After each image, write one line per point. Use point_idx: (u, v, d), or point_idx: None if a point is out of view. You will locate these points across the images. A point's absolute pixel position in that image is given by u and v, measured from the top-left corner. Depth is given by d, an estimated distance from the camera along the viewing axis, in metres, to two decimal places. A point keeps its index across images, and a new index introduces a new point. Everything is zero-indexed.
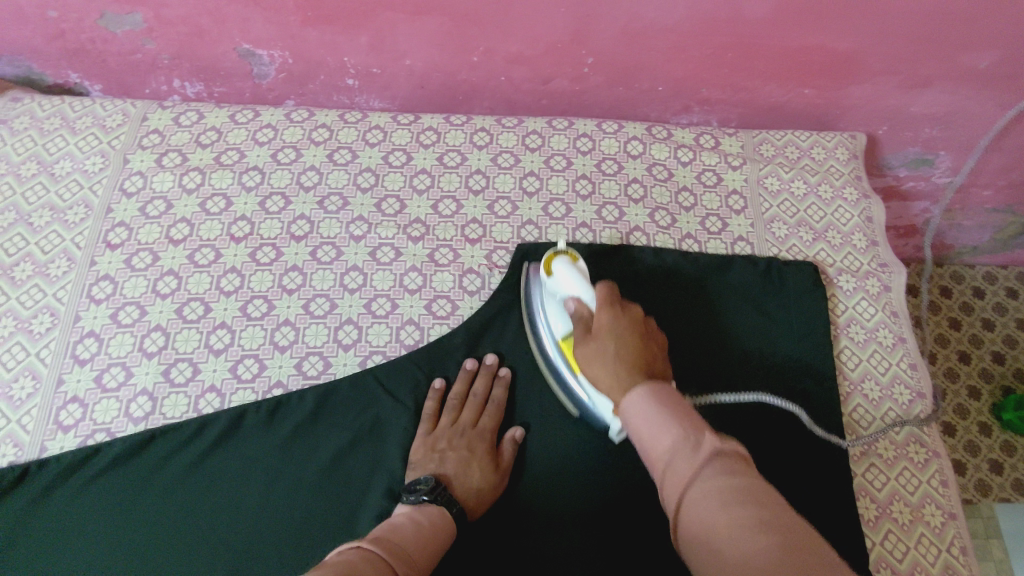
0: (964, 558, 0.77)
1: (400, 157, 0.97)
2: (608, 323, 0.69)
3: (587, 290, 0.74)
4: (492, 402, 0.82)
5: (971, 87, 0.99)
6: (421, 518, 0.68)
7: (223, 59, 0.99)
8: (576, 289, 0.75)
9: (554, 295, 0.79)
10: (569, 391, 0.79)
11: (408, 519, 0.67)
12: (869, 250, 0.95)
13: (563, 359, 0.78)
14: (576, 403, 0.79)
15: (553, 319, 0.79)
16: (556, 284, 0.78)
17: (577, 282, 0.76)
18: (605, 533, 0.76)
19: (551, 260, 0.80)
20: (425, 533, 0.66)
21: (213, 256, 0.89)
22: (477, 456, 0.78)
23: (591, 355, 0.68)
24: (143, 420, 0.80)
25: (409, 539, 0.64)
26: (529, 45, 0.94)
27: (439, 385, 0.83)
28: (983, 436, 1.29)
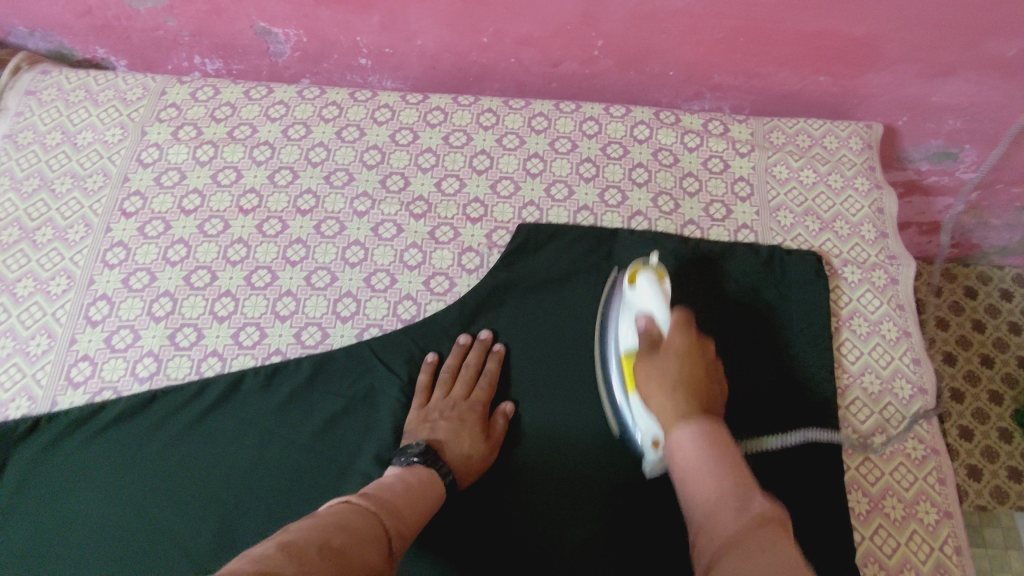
0: (957, 558, 0.75)
1: (407, 136, 0.98)
2: (682, 345, 0.69)
3: (662, 310, 0.74)
4: (484, 376, 0.83)
5: (996, 76, 0.95)
6: (409, 477, 0.69)
7: (240, 37, 1.01)
8: (650, 305, 0.75)
9: (630, 308, 0.78)
10: (618, 412, 0.77)
11: (397, 481, 0.68)
12: (878, 242, 0.92)
13: (619, 373, 0.77)
14: (620, 422, 0.77)
15: (623, 331, 0.78)
16: (634, 295, 0.77)
17: (658, 300, 0.75)
18: (596, 498, 0.77)
19: (636, 272, 0.79)
20: (416, 496, 0.67)
21: (221, 226, 0.92)
22: (468, 426, 0.78)
23: (653, 369, 0.69)
24: (148, 380, 0.83)
25: (398, 502, 0.64)
26: (538, 27, 0.94)
27: (432, 359, 0.85)
28: (1003, 442, 1.25)
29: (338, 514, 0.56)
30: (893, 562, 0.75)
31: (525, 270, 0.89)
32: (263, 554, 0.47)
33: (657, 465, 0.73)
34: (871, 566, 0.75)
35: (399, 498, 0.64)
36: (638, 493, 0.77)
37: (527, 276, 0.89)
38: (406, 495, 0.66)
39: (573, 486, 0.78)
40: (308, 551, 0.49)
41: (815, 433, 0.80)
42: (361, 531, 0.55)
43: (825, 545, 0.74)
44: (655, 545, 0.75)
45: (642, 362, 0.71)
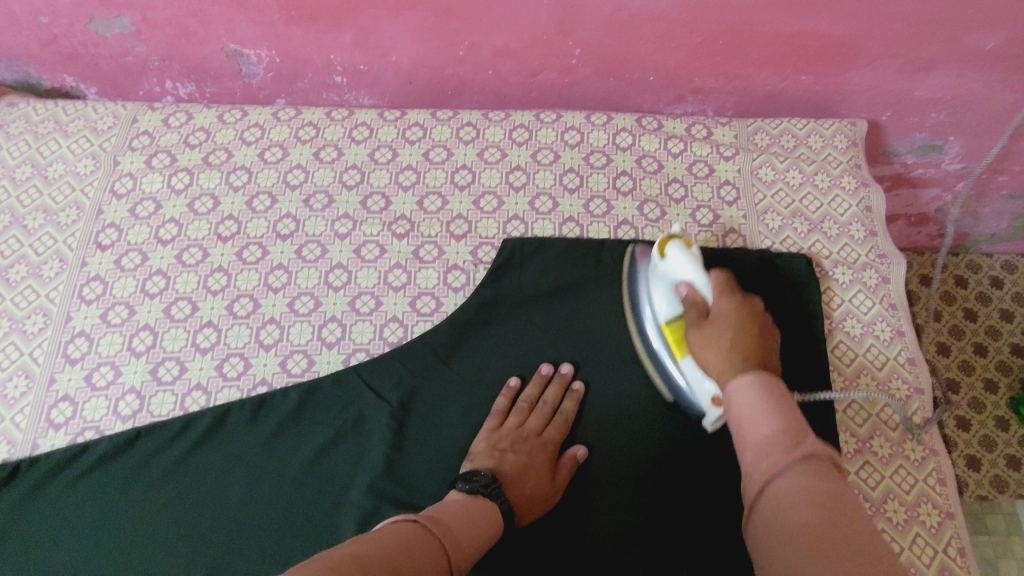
0: (961, 560, 0.74)
1: (386, 154, 0.96)
2: (731, 310, 0.66)
3: (702, 275, 0.71)
4: (560, 415, 0.80)
5: (977, 69, 0.95)
6: (471, 504, 0.66)
7: (211, 60, 0.99)
8: (688, 272, 0.73)
9: (665, 277, 0.77)
10: (665, 372, 0.80)
11: (462, 506, 0.64)
12: (867, 241, 0.92)
13: (666, 343, 0.78)
14: (673, 390, 0.79)
15: (664, 301, 0.78)
16: (669, 267, 0.76)
17: (694, 267, 0.73)
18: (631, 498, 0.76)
19: (664, 243, 0.78)
20: (482, 526, 0.63)
21: (200, 255, 0.90)
22: (539, 462, 0.75)
23: (704, 339, 0.65)
24: (131, 418, 0.81)
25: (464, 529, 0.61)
26: (514, 38, 0.93)
27: (514, 385, 0.82)
28: (1000, 431, 1.24)
29: (408, 538, 0.53)
30: None
31: (513, 286, 0.88)
32: (334, 561, 0.47)
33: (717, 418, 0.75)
34: None
35: (465, 525, 0.61)
36: (668, 496, 0.76)
37: (515, 292, 0.87)
38: (467, 521, 0.62)
39: (601, 495, 0.76)
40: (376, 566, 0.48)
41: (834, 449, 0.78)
42: (426, 563, 0.52)
43: None
44: (694, 550, 0.73)
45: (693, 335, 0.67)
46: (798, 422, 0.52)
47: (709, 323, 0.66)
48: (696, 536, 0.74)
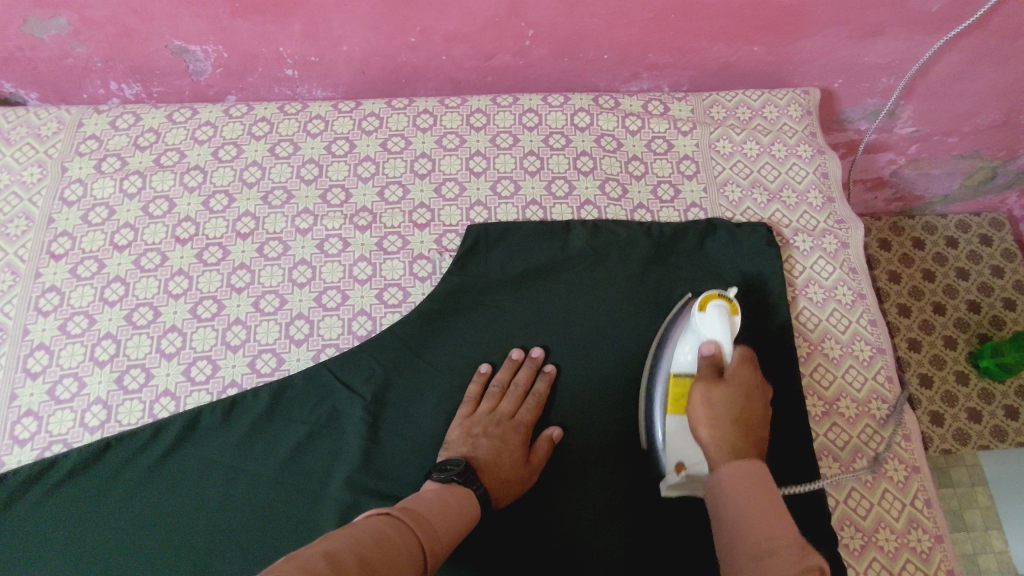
0: (928, 510, 0.77)
1: (343, 146, 0.95)
2: (748, 382, 0.68)
3: (729, 346, 0.71)
4: (533, 396, 0.80)
5: (923, 32, 0.97)
6: (448, 493, 0.65)
7: (156, 58, 0.96)
8: (719, 337, 0.72)
9: (693, 330, 0.74)
10: (649, 426, 0.75)
11: (435, 495, 0.64)
12: (825, 208, 0.93)
13: (663, 388, 0.75)
14: (648, 432, 0.75)
15: (679, 350, 0.75)
16: (700, 320, 0.74)
17: (727, 334, 0.72)
18: (606, 474, 0.77)
19: (709, 297, 0.75)
20: (455, 511, 0.63)
21: (159, 260, 0.88)
22: (511, 443, 0.75)
23: (715, 398, 0.66)
24: (99, 429, 0.79)
25: (439, 517, 0.60)
26: (466, 22, 0.92)
27: (484, 371, 0.82)
28: (961, 385, 1.29)
29: (386, 534, 0.53)
30: (868, 523, 0.76)
31: (480, 272, 0.88)
32: (306, 562, 0.46)
33: (674, 489, 0.71)
34: (847, 529, 0.76)
35: (438, 511, 0.61)
36: (644, 467, 0.77)
37: (483, 279, 0.87)
38: (444, 511, 0.62)
39: (575, 483, 0.77)
40: (349, 564, 0.47)
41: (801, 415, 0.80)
42: (404, 557, 0.52)
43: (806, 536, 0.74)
44: (673, 518, 0.75)
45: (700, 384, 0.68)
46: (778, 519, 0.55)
47: (724, 384, 0.67)
48: (671, 516, 0.75)
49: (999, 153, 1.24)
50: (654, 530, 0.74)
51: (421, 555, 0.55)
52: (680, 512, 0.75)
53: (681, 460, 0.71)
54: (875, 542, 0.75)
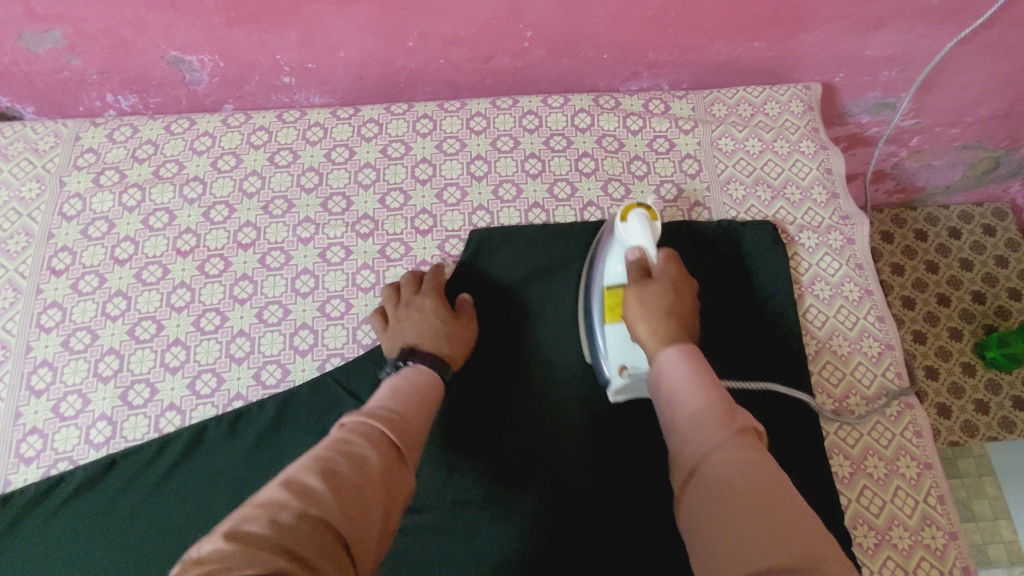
0: (942, 507, 0.76)
1: (343, 153, 0.94)
2: (673, 282, 0.70)
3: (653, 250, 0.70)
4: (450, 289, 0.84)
5: (925, 24, 0.95)
6: (401, 381, 0.69)
7: (153, 69, 0.96)
8: (642, 244, 0.71)
9: (618, 242, 0.74)
10: (593, 338, 0.78)
11: (390, 387, 0.67)
12: (830, 204, 0.92)
13: (599, 301, 0.76)
14: (592, 347, 0.79)
15: (607, 263, 0.75)
16: (623, 229, 0.72)
17: (650, 239, 0.70)
18: (611, 479, 0.76)
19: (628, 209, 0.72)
20: (417, 398, 0.66)
21: (160, 273, 0.87)
22: (439, 314, 0.79)
23: (647, 294, 0.68)
24: (105, 446, 0.78)
25: (402, 406, 0.63)
26: (464, 25, 0.91)
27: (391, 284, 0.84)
28: (968, 376, 1.28)
29: (348, 450, 0.55)
30: (882, 521, 0.75)
31: (482, 275, 0.88)
32: (270, 499, 0.49)
33: (622, 390, 0.76)
34: (860, 528, 0.75)
35: (398, 403, 0.63)
36: (651, 471, 0.76)
37: (485, 282, 0.87)
38: (407, 401, 0.65)
39: (581, 481, 0.76)
40: (313, 487, 0.50)
41: (810, 413, 0.79)
42: (374, 462, 0.54)
43: None
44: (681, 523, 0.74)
45: (635, 292, 0.69)
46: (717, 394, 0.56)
47: (653, 285, 0.69)
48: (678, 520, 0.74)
49: (1001, 143, 1.23)
50: (662, 523, 0.74)
51: (392, 455, 0.57)
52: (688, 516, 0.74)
53: (623, 364, 0.74)
54: (889, 540, 0.75)
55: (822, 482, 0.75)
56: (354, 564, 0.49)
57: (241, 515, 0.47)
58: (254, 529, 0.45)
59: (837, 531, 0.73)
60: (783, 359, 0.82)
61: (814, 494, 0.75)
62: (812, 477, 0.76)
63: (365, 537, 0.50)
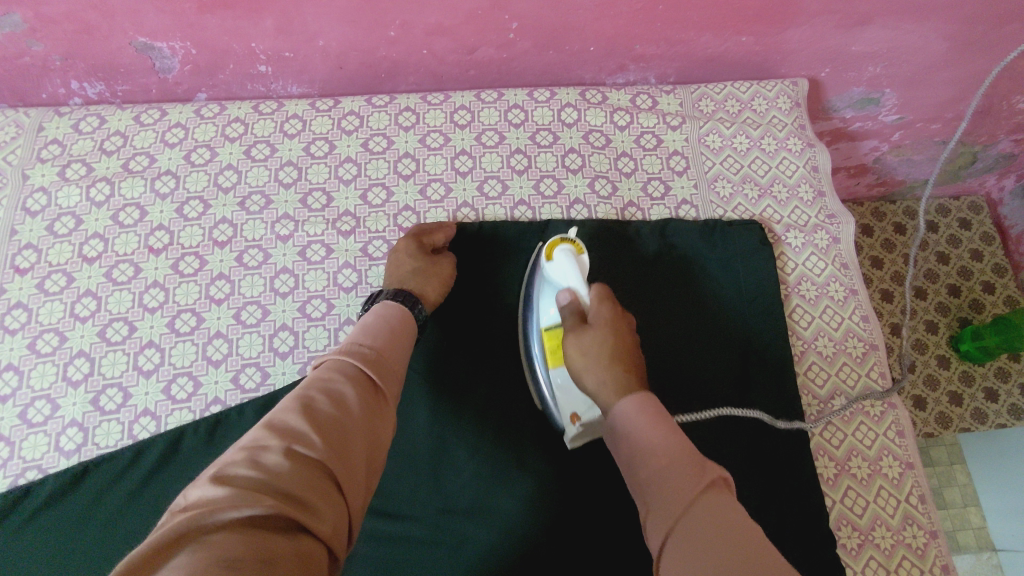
0: (923, 506, 0.77)
1: (323, 147, 0.91)
2: (610, 319, 0.69)
3: (583, 285, 0.72)
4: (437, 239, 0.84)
5: (912, 20, 0.95)
6: (370, 316, 0.70)
7: (120, 55, 0.91)
8: (571, 281, 0.72)
9: (550, 283, 0.75)
10: (537, 382, 0.77)
11: (364, 322, 0.68)
12: (816, 202, 0.92)
13: (539, 346, 0.76)
14: (541, 396, 0.77)
15: (542, 307, 0.76)
16: (553, 271, 0.74)
17: (580, 277, 0.72)
18: (580, 490, 0.75)
19: (552, 246, 0.75)
20: (398, 334, 0.68)
21: (132, 272, 0.84)
22: (412, 253, 0.80)
23: (586, 341, 0.67)
24: (75, 453, 0.76)
25: (380, 341, 0.65)
26: (448, 15, 0.88)
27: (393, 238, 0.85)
28: (942, 368, 1.30)
29: (329, 392, 0.56)
30: (865, 521, 0.76)
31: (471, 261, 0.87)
32: (253, 440, 0.50)
33: (577, 438, 0.74)
34: (844, 528, 0.76)
35: (372, 339, 0.65)
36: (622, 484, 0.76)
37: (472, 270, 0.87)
38: (388, 338, 0.67)
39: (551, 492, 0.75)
40: (297, 426, 0.52)
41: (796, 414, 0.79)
42: (353, 399, 0.57)
43: (802, 537, 0.74)
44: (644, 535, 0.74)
45: (575, 339, 0.68)
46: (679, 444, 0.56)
47: (591, 327, 0.69)
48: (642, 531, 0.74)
49: (980, 139, 1.24)
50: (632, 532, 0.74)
51: (371, 394, 0.59)
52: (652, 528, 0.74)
53: (574, 412, 0.73)
54: (872, 540, 0.75)
55: (804, 484, 0.76)
56: (344, 495, 0.51)
57: (228, 457, 0.48)
58: (239, 472, 0.46)
59: (820, 533, 0.74)
60: (769, 359, 0.82)
61: (797, 497, 0.75)
62: (795, 480, 0.76)
63: (351, 470, 0.52)
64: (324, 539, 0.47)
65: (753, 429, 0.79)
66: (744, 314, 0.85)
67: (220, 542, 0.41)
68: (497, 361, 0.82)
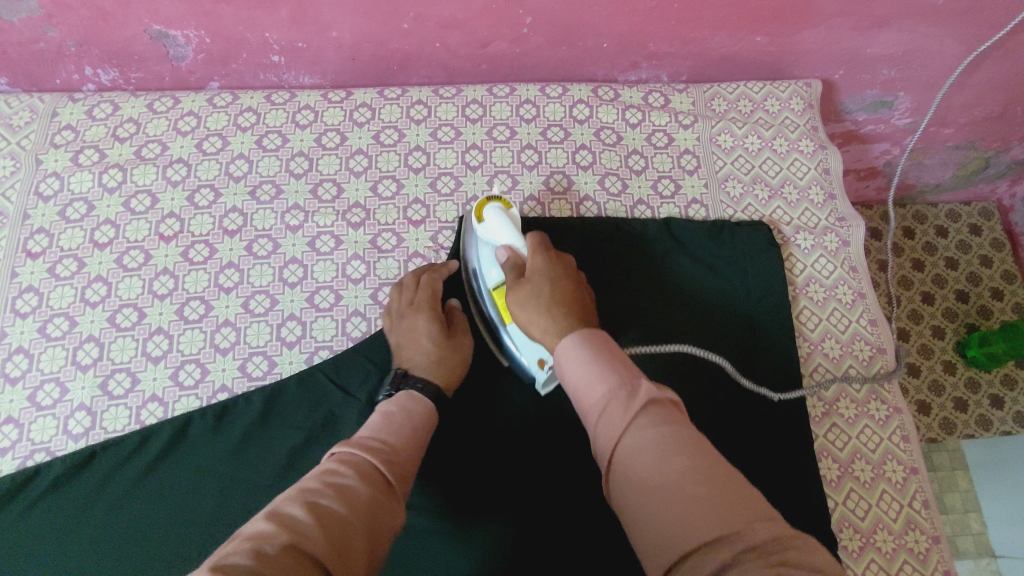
0: (926, 511, 0.77)
1: (334, 138, 0.91)
2: (543, 268, 0.69)
3: (516, 236, 0.73)
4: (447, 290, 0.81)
5: (928, 23, 0.94)
6: (388, 410, 0.66)
7: (134, 43, 0.91)
8: (506, 237, 0.74)
9: (487, 243, 0.77)
10: (503, 343, 0.78)
11: (381, 414, 0.65)
12: (827, 205, 0.92)
13: (493, 308, 0.77)
14: (508, 355, 0.78)
15: (485, 267, 0.78)
16: (485, 231, 0.76)
17: (512, 230, 0.74)
18: (577, 492, 0.74)
19: (482, 208, 0.77)
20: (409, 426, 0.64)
21: (142, 258, 0.84)
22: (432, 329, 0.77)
23: (523, 295, 0.67)
24: (83, 437, 0.76)
25: (392, 435, 0.61)
26: (463, 9, 0.88)
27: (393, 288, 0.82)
28: (948, 374, 1.30)
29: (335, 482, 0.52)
30: (866, 524, 0.76)
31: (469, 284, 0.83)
32: (253, 531, 0.46)
33: (550, 383, 0.75)
34: (846, 531, 0.76)
35: (387, 433, 0.61)
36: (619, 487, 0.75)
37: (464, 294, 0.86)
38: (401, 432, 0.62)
39: (548, 491, 0.74)
40: (298, 515, 0.48)
41: (800, 418, 0.79)
42: (363, 492, 0.52)
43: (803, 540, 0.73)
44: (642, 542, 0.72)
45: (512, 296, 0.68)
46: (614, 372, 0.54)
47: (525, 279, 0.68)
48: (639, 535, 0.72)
49: (993, 144, 1.23)
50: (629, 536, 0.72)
51: (380, 489, 0.54)
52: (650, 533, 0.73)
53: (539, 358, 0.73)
54: (873, 543, 0.75)
55: (805, 488, 0.76)
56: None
57: (230, 547, 0.45)
58: (238, 562, 0.42)
59: (821, 537, 0.73)
60: (775, 359, 0.82)
61: (799, 501, 0.75)
62: (798, 483, 0.76)
63: (351, 570, 0.47)
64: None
65: (757, 431, 0.78)
66: (750, 314, 0.84)
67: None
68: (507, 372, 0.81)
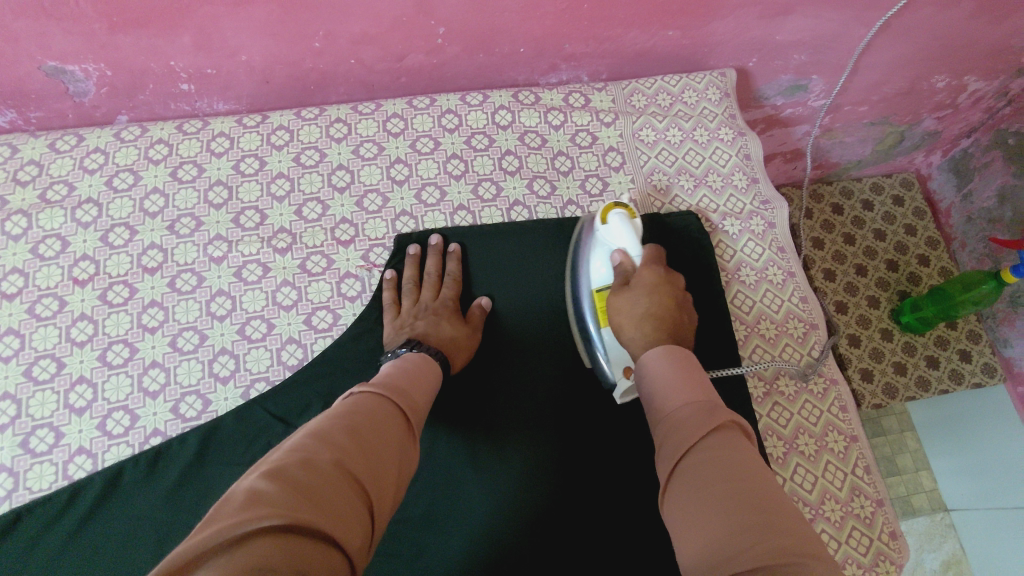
0: (869, 477, 0.79)
1: (253, 164, 0.89)
2: (652, 282, 0.72)
3: (637, 246, 0.75)
4: (449, 277, 0.85)
5: (830, 7, 0.97)
6: (400, 360, 0.68)
7: (29, 81, 0.87)
8: (625, 241, 0.75)
9: (602, 245, 0.78)
10: (591, 343, 0.80)
11: (394, 364, 0.66)
12: (750, 189, 0.94)
13: (591, 308, 0.78)
14: (593, 355, 0.80)
15: (592, 267, 0.79)
16: (608, 233, 0.77)
17: (633, 237, 0.75)
18: (536, 493, 0.75)
19: (608, 209, 0.78)
20: (421, 373, 0.66)
21: (57, 305, 0.80)
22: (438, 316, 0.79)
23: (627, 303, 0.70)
24: (6, 500, 0.72)
25: (403, 377, 0.63)
26: (372, 24, 0.86)
27: (391, 276, 0.85)
28: (885, 341, 1.30)
29: (363, 408, 0.54)
30: (814, 497, 0.77)
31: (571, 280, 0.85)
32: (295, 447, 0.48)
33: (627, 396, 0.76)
34: (795, 505, 0.77)
35: (404, 377, 0.63)
36: (575, 485, 0.76)
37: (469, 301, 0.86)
38: (415, 377, 0.64)
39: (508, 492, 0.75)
40: (336, 434, 0.50)
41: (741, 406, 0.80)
42: (385, 421, 0.54)
43: None
44: (600, 540, 0.73)
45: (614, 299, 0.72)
46: (694, 393, 0.55)
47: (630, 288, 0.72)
48: (595, 532, 0.73)
49: (905, 118, 1.28)
50: (586, 534, 0.73)
51: (400, 422, 0.56)
52: (606, 529, 0.74)
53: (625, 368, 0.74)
54: (822, 514, 0.77)
55: None
56: (373, 512, 0.48)
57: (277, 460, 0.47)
58: (285, 473, 0.45)
59: None
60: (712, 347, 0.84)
61: None
62: None
63: (379, 481, 0.50)
64: (351, 555, 0.44)
65: None
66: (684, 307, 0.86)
67: (260, 548, 0.38)
68: (466, 384, 0.81)
